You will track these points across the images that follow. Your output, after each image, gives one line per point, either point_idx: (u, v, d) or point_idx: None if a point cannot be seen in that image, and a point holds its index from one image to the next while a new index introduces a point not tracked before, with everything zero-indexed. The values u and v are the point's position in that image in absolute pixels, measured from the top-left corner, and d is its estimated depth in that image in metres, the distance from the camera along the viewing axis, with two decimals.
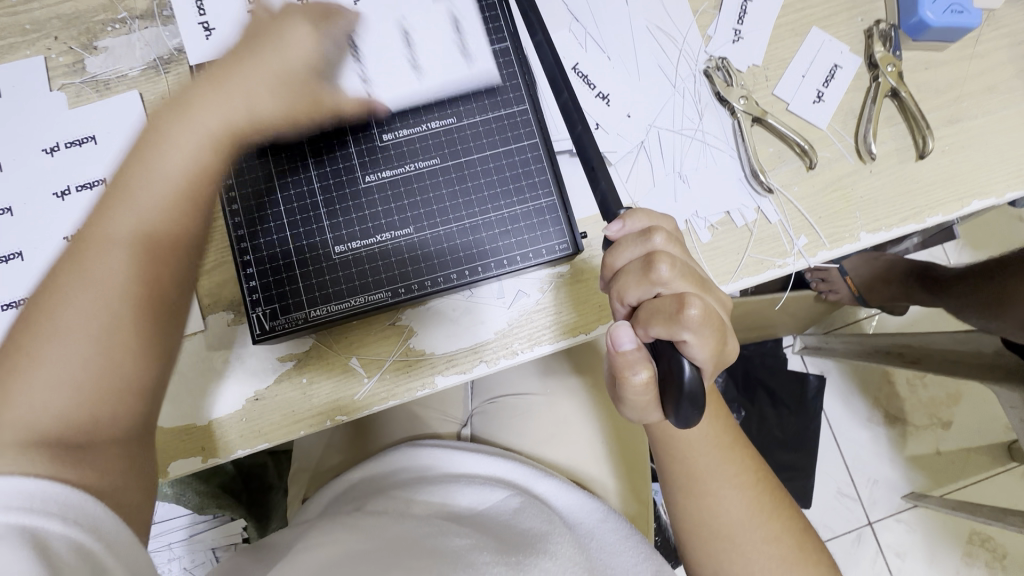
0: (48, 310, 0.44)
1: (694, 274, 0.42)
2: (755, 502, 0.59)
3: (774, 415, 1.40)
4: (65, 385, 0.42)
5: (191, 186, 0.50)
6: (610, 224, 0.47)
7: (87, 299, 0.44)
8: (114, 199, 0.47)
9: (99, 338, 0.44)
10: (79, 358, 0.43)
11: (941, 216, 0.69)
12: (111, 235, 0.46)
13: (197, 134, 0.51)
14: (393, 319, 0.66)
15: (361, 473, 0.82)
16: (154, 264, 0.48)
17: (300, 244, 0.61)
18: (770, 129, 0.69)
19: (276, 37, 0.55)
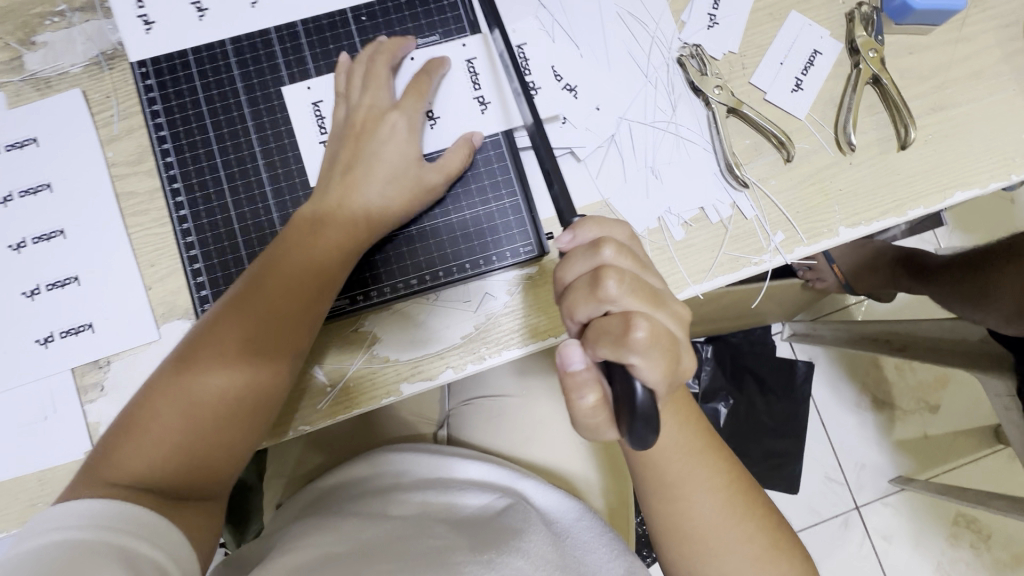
0: (195, 351, 0.54)
1: (646, 289, 0.41)
2: (729, 504, 0.56)
3: (762, 403, 1.39)
4: (191, 419, 0.53)
5: (299, 302, 0.55)
6: (560, 235, 0.44)
7: (212, 387, 0.53)
8: (246, 291, 0.55)
9: (217, 419, 0.54)
10: (202, 400, 0.53)
11: (923, 209, 0.66)
12: (239, 330, 0.54)
13: (333, 248, 0.56)
14: (356, 325, 0.63)
15: (339, 478, 0.80)
16: (274, 326, 0.55)
17: (252, 251, 0.60)
18: (746, 120, 0.66)
19: (371, 125, 0.58)
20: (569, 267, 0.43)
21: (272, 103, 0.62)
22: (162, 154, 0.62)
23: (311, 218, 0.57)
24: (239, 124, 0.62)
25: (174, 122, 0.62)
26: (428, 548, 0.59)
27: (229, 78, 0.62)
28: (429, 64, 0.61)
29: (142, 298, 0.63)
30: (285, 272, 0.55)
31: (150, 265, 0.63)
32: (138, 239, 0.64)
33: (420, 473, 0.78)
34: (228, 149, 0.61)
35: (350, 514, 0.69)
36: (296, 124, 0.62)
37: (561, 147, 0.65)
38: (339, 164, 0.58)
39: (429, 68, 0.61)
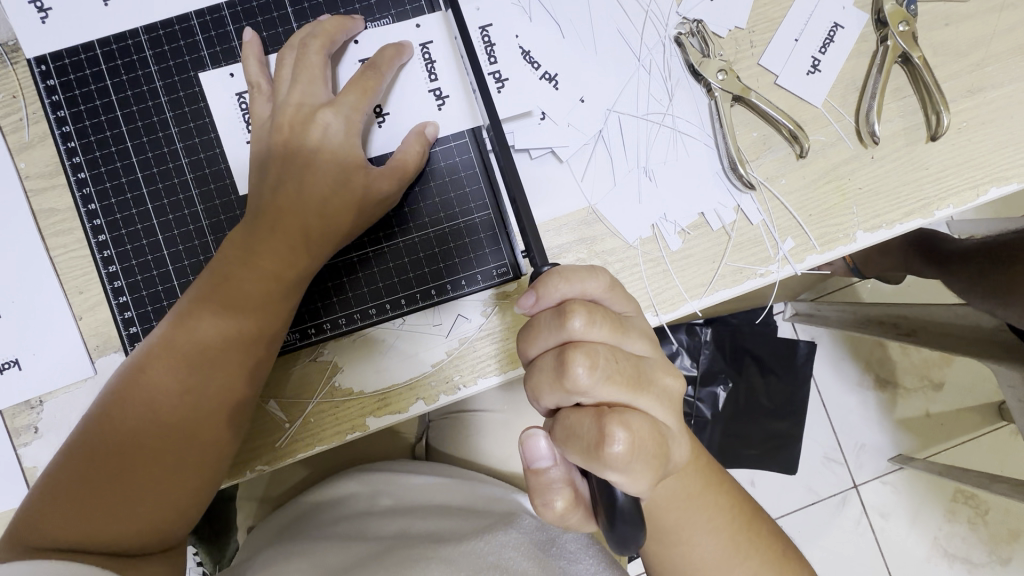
0: (129, 390, 0.47)
1: (625, 376, 0.39)
2: (732, 545, 0.49)
3: (764, 387, 1.17)
4: (127, 462, 0.46)
5: (251, 315, 0.49)
6: (521, 299, 0.40)
7: (155, 423, 0.47)
8: (191, 313, 0.49)
9: (167, 456, 0.47)
10: (143, 438, 0.46)
11: (954, 208, 0.58)
12: (186, 359, 0.48)
13: (285, 258, 0.50)
14: (313, 355, 0.56)
15: (311, 501, 0.73)
16: (224, 341, 0.49)
17: (185, 278, 0.55)
18: (753, 109, 0.57)
19: (300, 128, 0.51)
20: (534, 340, 0.41)
21: (198, 108, 0.56)
22: (74, 171, 0.56)
23: (256, 229, 0.50)
24: (162, 133, 0.56)
25: (85, 134, 0.56)
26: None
27: (149, 85, 0.56)
28: (380, 54, 0.53)
29: (72, 330, 0.56)
30: (230, 285, 0.49)
31: (79, 292, 0.56)
32: (63, 263, 0.56)
33: (404, 490, 0.71)
34: (150, 166, 0.56)
35: (321, 541, 0.61)
36: (226, 132, 0.56)
37: (541, 147, 0.57)
38: (269, 175, 0.52)
39: (380, 59, 0.53)
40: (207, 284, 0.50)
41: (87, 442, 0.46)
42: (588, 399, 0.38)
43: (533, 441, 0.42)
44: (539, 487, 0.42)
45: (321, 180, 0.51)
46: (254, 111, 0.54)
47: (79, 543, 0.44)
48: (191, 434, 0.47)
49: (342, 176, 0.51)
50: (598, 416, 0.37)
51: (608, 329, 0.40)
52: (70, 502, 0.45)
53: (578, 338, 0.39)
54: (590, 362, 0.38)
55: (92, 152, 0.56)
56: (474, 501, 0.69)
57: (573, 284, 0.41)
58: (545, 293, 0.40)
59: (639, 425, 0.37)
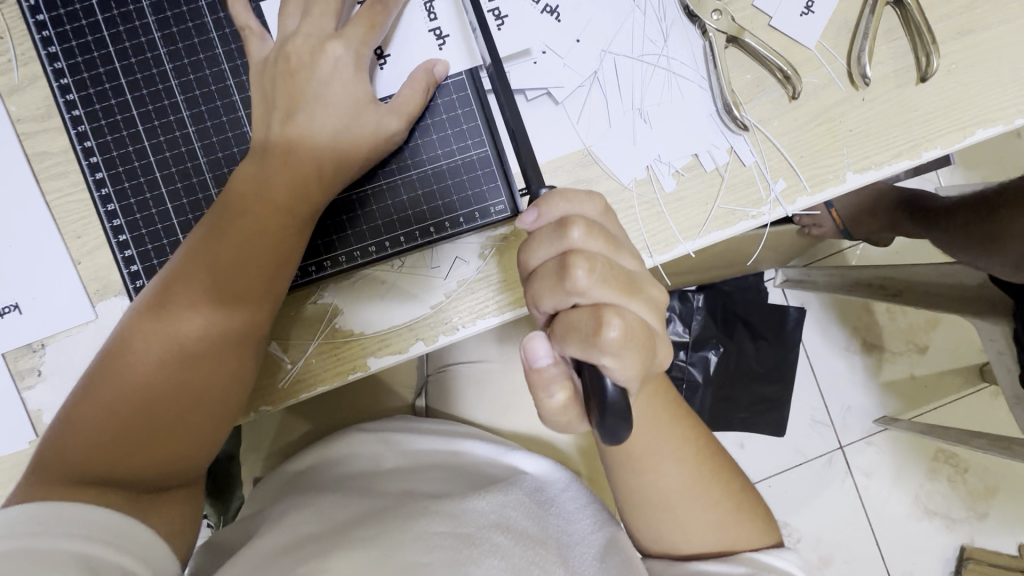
0: (139, 324, 0.47)
1: (621, 277, 0.38)
2: (696, 474, 0.53)
3: (753, 352, 1.22)
4: (139, 395, 0.46)
5: (263, 249, 0.49)
6: (523, 215, 0.40)
7: (175, 357, 0.47)
8: (202, 246, 0.48)
9: (181, 389, 0.47)
10: (154, 370, 0.46)
11: (941, 149, 0.59)
12: (198, 297, 0.48)
13: (295, 192, 0.50)
14: (314, 297, 0.57)
15: (316, 457, 0.75)
16: (235, 274, 0.48)
17: (185, 217, 0.55)
18: (748, 51, 0.58)
19: (307, 58, 0.51)
20: (534, 250, 0.39)
21: (194, 45, 0.55)
22: (68, 109, 0.55)
23: (266, 162, 0.50)
24: (157, 70, 0.55)
25: (79, 71, 0.55)
26: (408, 521, 0.54)
27: (141, 20, 0.55)
28: None
29: (71, 276, 0.56)
30: (240, 218, 0.49)
31: (77, 238, 0.56)
32: (60, 208, 0.56)
33: (405, 449, 0.73)
34: (146, 103, 0.55)
35: (327, 493, 0.63)
36: (223, 68, 0.56)
37: (537, 88, 0.57)
38: (276, 108, 0.52)
39: None
40: (218, 216, 0.49)
41: (103, 379, 0.46)
42: (585, 300, 0.37)
43: (535, 340, 0.38)
44: (539, 383, 0.39)
45: (334, 113, 0.51)
46: (252, 51, 0.53)
47: (100, 473, 0.44)
48: (205, 366, 0.47)
49: (352, 112, 0.51)
50: (596, 311, 0.36)
51: (605, 242, 0.39)
52: (91, 435, 0.45)
53: (578, 249, 0.38)
54: (589, 266, 0.37)
55: (86, 89, 0.55)
56: (475, 460, 0.71)
57: (573, 204, 0.40)
58: (547, 209, 0.40)
59: (633, 321, 0.37)
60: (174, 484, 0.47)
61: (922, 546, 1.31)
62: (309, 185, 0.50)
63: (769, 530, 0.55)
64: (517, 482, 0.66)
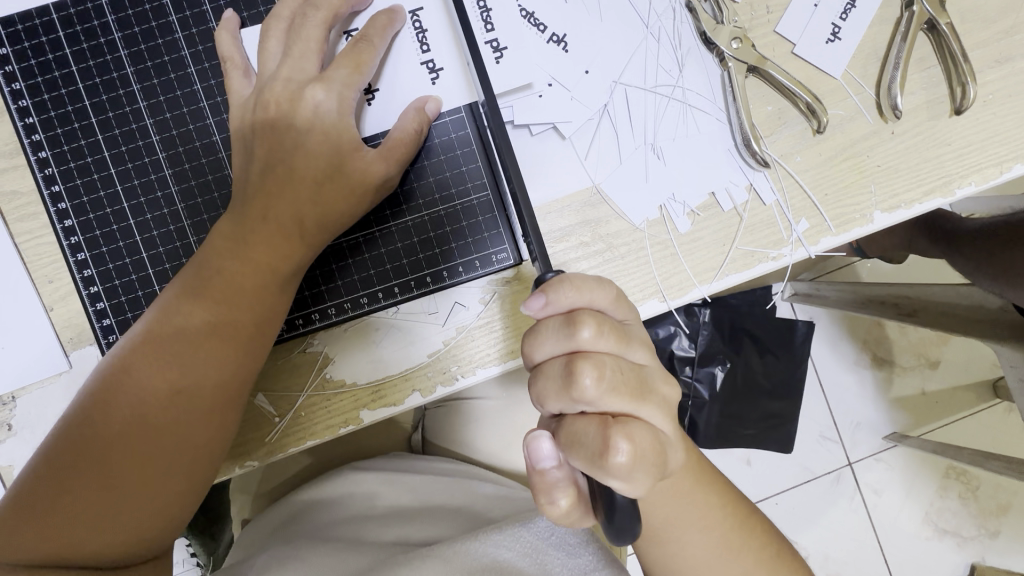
0: (106, 390, 0.44)
1: (632, 383, 0.35)
2: (728, 544, 0.48)
3: (762, 367, 1.16)
4: (106, 466, 0.42)
5: (243, 305, 0.46)
6: (530, 302, 0.35)
7: (145, 426, 0.44)
8: (177, 306, 0.45)
9: (152, 458, 0.43)
10: (122, 439, 0.43)
11: (975, 186, 0.55)
12: (173, 357, 0.44)
13: (275, 250, 0.47)
14: (302, 346, 0.53)
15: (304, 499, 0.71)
16: (212, 334, 0.45)
17: (161, 267, 0.51)
18: (769, 81, 0.54)
19: (287, 106, 0.48)
20: (539, 344, 0.36)
21: (171, 80, 0.51)
22: (34, 150, 0.51)
23: (244, 216, 0.47)
24: (130, 108, 0.51)
25: (45, 109, 0.51)
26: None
27: (113, 53, 0.51)
28: (371, 23, 0.49)
29: (42, 321, 0.52)
30: (218, 274, 0.46)
31: (49, 282, 0.52)
32: (29, 250, 0.52)
33: (399, 489, 0.69)
34: (118, 144, 0.51)
35: (319, 544, 0.60)
36: (202, 105, 0.52)
37: (542, 122, 0.53)
38: (256, 157, 0.48)
39: (370, 28, 0.49)
40: (193, 274, 0.46)
41: (64, 452, 0.42)
42: (592, 408, 0.35)
43: (538, 441, 0.36)
44: (541, 487, 0.37)
45: (318, 163, 0.48)
46: (233, 91, 0.50)
47: (63, 553, 0.40)
48: (179, 431, 0.44)
49: (338, 161, 0.48)
50: (604, 426, 0.33)
51: (615, 340, 0.36)
52: (53, 513, 0.41)
53: (585, 351, 0.35)
54: (597, 373, 0.34)
55: (54, 128, 0.51)
56: (473, 501, 0.67)
57: (583, 294, 0.37)
58: (556, 297, 0.36)
59: (645, 436, 0.33)
60: (142, 560, 0.44)
61: (932, 566, 1.27)
62: (292, 240, 0.47)
63: None
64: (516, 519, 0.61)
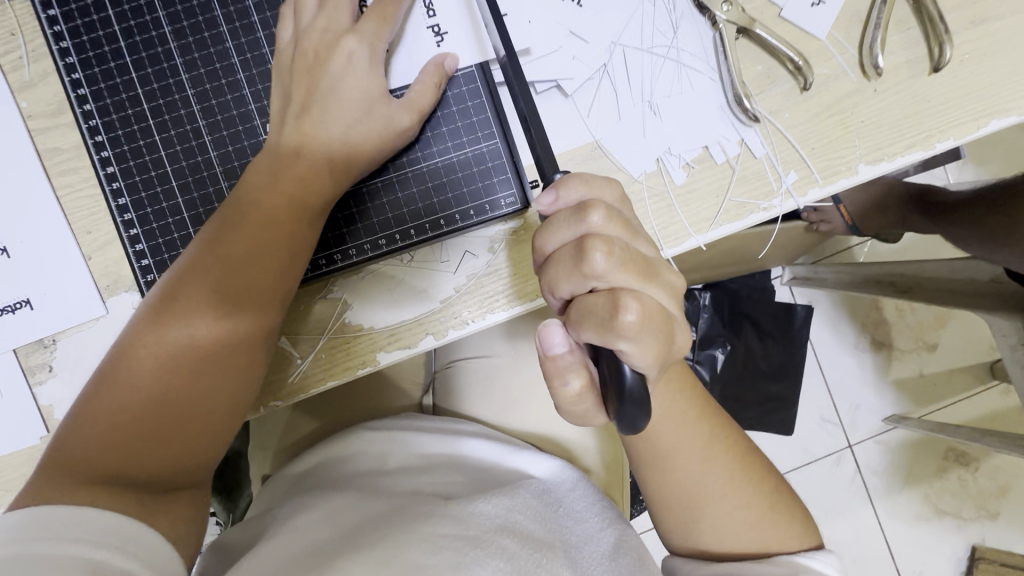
0: (150, 319, 0.47)
1: (640, 260, 0.37)
2: (727, 472, 0.52)
3: (761, 350, 1.23)
4: (149, 391, 0.46)
5: (275, 240, 0.49)
6: (541, 196, 0.39)
7: (184, 353, 0.47)
8: (215, 242, 0.48)
9: (189, 382, 0.46)
10: (163, 365, 0.46)
11: (954, 140, 0.58)
12: (209, 290, 0.47)
13: (308, 185, 0.50)
14: (324, 292, 0.57)
15: (309, 461, 0.74)
16: (245, 266, 0.48)
17: (195, 212, 0.55)
18: (758, 42, 0.58)
19: (322, 54, 0.51)
20: (552, 233, 0.39)
21: (204, 38, 0.55)
22: (79, 103, 0.55)
23: (279, 154, 0.50)
24: (168, 64, 0.55)
25: (90, 65, 0.55)
26: (414, 526, 0.52)
27: (151, 14, 0.56)
28: None
29: (81, 271, 0.56)
30: (251, 212, 0.49)
31: (87, 232, 0.56)
32: (69, 202, 0.56)
33: (409, 447, 0.72)
34: (156, 97, 0.55)
35: (335, 493, 0.63)
36: (233, 61, 0.55)
37: (546, 80, 0.57)
38: (293, 101, 0.51)
39: None
40: (227, 213, 0.49)
41: (113, 379, 0.46)
42: (603, 285, 0.36)
43: (550, 328, 0.37)
44: (554, 371, 0.38)
45: (351, 108, 0.51)
46: (280, 33, 0.53)
47: (112, 472, 0.44)
48: (217, 359, 0.47)
49: (369, 107, 0.51)
50: (614, 295, 0.35)
51: (624, 227, 0.38)
52: (104, 433, 0.45)
53: (597, 232, 0.37)
54: (607, 249, 0.36)
55: (97, 83, 0.55)
56: (480, 459, 0.71)
57: (589, 188, 0.40)
58: (565, 192, 0.40)
59: (654, 307, 0.36)
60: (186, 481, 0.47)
61: (931, 545, 1.29)
62: (327, 179, 0.50)
63: (806, 537, 0.54)
64: (524, 484, 0.65)
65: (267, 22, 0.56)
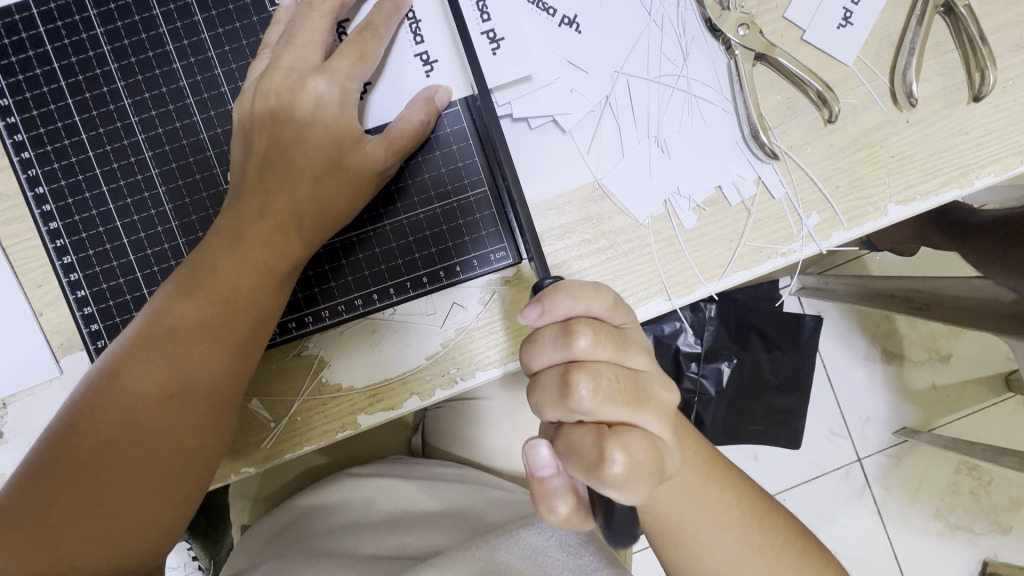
0: (94, 396, 0.42)
1: (633, 392, 0.34)
2: (748, 540, 0.46)
3: (770, 363, 1.13)
4: (92, 477, 0.41)
5: (236, 311, 0.44)
6: (527, 311, 0.34)
7: (131, 434, 0.42)
8: (169, 311, 0.44)
9: (136, 468, 0.42)
10: (108, 447, 0.42)
11: (995, 176, 0.52)
12: (161, 364, 0.43)
13: (272, 249, 0.45)
14: (297, 350, 0.52)
15: (295, 511, 0.69)
16: (201, 340, 0.44)
17: (149, 270, 0.50)
18: (777, 69, 0.52)
19: (287, 97, 0.46)
20: (536, 355, 0.35)
21: (156, 77, 0.50)
22: (17, 150, 0.50)
23: (240, 211, 0.46)
24: (115, 107, 0.50)
25: (27, 108, 0.50)
26: None
27: (96, 49, 0.50)
28: (376, 10, 0.48)
29: (31, 328, 0.51)
30: (208, 277, 0.44)
31: (38, 287, 0.51)
32: (17, 255, 0.50)
33: (398, 498, 0.67)
34: (103, 143, 0.50)
35: (315, 557, 0.58)
36: (188, 101, 0.50)
37: (541, 115, 0.51)
38: (254, 151, 0.47)
39: (375, 16, 0.47)
40: (183, 278, 0.45)
41: (51, 463, 0.41)
42: (591, 420, 0.33)
43: (535, 448, 0.35)
44: (542, 495, 0.36)
45: (321, 160, 0.46)
46: (250, 71, 0.48)
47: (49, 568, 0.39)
48: (169, 440, 0.43)
49: (341, 158, 0.46)
50: (601, 440, 0.32)
51: (614, 348, 0.34)
52: (37, 526, 0.40)
53: (583, 360, 0.34)
54: (593, 384, 0.33)
55: (36, 128, 0.50)
56: (473, 507, 0.65)
57: (580, 299, 0.35)
58: (553, 308, 0.34)
59: (645, 450, 0.32)
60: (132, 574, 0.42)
61: (942, 563, 1.25)
62: (298, 242, 0.46)
63: None
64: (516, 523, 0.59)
65: (226, 58, 0.50)
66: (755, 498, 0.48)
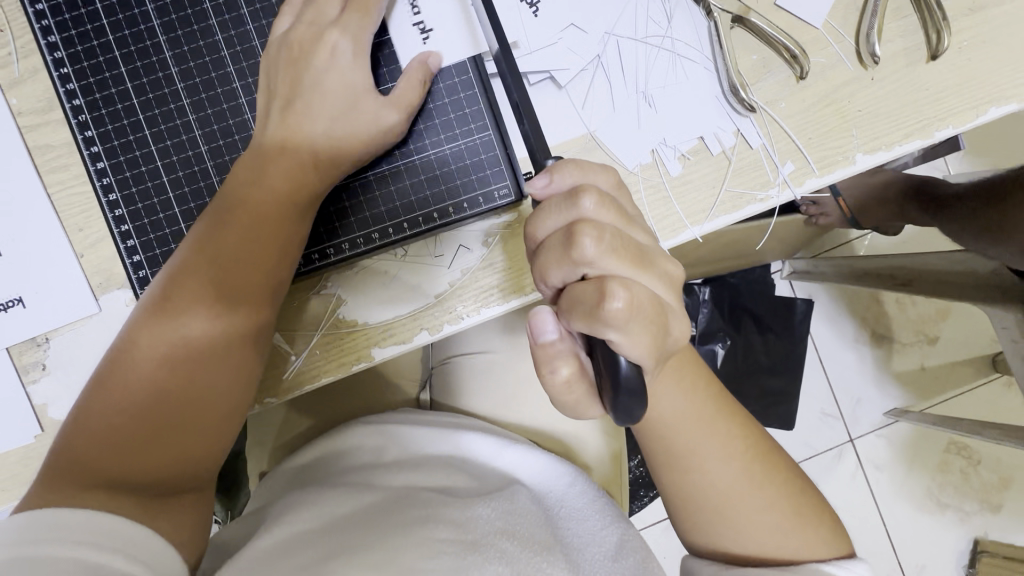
0: (141, 324, 0.47)
1: (632, 247, 0.38)
2: (746, 471, 0.49)
3: (763, 346, 1.20)
4: (144, 395, 0.46)
5: (266, 240, 0.49)
6: (534, 179, 0.40)
7: (176, 355, 0.47)
8: (205, 245, 0.49)
9: (182, 386, 0.46)
10: (156, 367, 0.46)
11: (953, 128, 0.58)
12: (202, 291, 0.48)
13: (299, 182, 0.50)
14: (318, 288, 0.57)
15: (311, 455, 0.73)
16: (236, 268, 0.48)
17: (187, 206, 0.55)
18: (753, 30, 0.57)
19: (309, 44, 0.51)
20: (544, 220, 0.39)
21: (193, 32, 0.55)
22: (69, 98, 0.55)
23: (270, 149, 0.51)
24: (157, 58, 0.55)
25: (79, 60, 0.55)
26: (409, 530, 0.50)
27: (141, 7, 0.56)
28: None
29: (73, 269, 0.56)
30: (241, 213, 0.49)
31: (80, 230, 0.56)
32: (60, 199, 0.55)
33: (404, 441, 0.71)
34: (146, 91, 0.55)
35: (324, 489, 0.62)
36: (222, 54, 0.55)
37: (540, 71, 0.57)
38: (278, 97, 0.52)
39: None
40: (219, 215, 0.50)
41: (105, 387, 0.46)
42: (593, 271, 0.37)
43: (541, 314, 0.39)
44: (543, 358, 0.40)
45: (340, 101, 0.51)
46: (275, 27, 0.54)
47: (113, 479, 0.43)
48: (211, 358, 0.47)
49: (358, 101, 0.52)
50: (603, 283, 0.35)
51: (615, 213, 0.38)
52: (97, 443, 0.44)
53: (587, 218, 0.38)
54: (597, 237, 0.36)
55: (87, 78, 0.55)
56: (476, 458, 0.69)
57: (584, 172, 0.41)
58: (559, 176, 0.40)
59: (644, 295, 0.36)
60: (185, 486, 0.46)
61: (934, 544, 1.27)
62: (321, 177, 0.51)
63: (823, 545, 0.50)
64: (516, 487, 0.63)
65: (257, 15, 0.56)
66: (769, 460, 0.50)
